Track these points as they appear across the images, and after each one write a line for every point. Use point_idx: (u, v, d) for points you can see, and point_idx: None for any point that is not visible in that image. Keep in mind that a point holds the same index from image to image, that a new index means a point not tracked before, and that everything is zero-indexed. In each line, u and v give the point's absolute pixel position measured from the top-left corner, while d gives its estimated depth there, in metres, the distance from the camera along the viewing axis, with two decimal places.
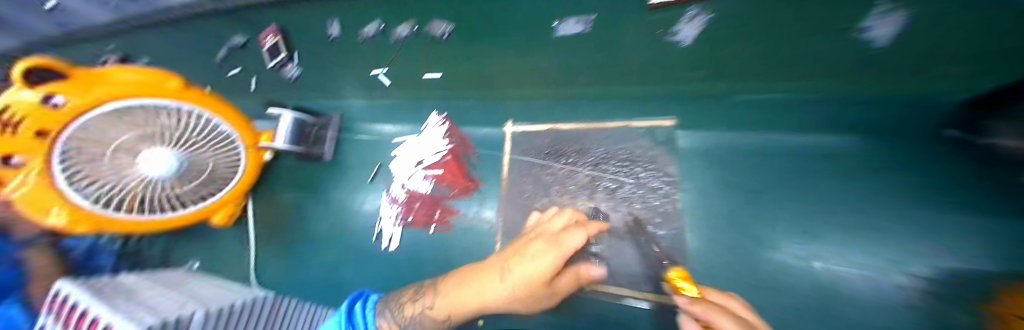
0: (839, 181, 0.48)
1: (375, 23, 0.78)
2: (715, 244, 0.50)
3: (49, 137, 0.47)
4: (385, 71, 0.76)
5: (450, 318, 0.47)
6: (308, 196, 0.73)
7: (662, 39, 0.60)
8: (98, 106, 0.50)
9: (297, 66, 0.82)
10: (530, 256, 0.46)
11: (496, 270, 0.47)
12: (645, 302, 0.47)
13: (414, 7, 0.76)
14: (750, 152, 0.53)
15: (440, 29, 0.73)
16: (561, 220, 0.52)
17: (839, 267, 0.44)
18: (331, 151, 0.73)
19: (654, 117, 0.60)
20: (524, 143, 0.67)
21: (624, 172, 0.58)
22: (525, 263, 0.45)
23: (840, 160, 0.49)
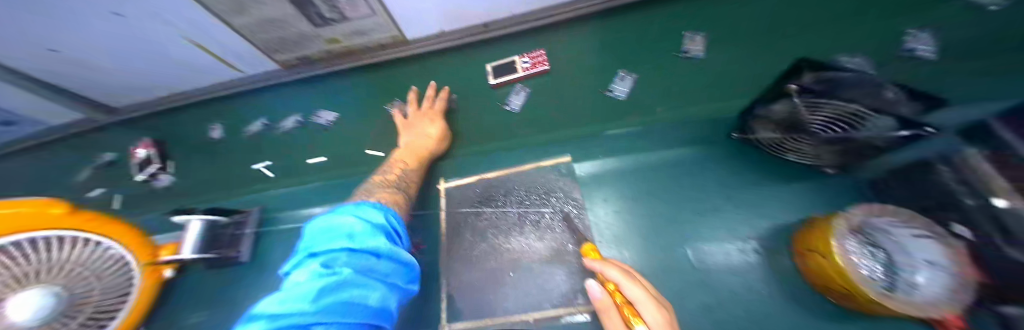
0: (687, 179, 0.66)
1: (293, 117, 0.86)
2: (619, 250, 0.61)
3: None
4: (267, 165, 0.81)
5: (414, 171, 0.70)
6: (227, 306, 0.66)
7: (502, 108, 0.78)
8: None
9: (224, 166, 0.82)
10: (409, 147, 0.73)
11: (404, 160, 0.71)
12: (583, 314, 0.56)
13: (340, 93, 0.85)
14: (627, 170, 0.70)
15: (324, 119, 0.84)
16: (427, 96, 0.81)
17: (700, 244, 0.58)
18: (248, 251, 0.68)
19: (556, 155, 0.74)
20: (458, 196, 0.74)
21: (541, 204, 0.68)
22: (408, 153, 0.72)
23: (683, 164, 0.68)
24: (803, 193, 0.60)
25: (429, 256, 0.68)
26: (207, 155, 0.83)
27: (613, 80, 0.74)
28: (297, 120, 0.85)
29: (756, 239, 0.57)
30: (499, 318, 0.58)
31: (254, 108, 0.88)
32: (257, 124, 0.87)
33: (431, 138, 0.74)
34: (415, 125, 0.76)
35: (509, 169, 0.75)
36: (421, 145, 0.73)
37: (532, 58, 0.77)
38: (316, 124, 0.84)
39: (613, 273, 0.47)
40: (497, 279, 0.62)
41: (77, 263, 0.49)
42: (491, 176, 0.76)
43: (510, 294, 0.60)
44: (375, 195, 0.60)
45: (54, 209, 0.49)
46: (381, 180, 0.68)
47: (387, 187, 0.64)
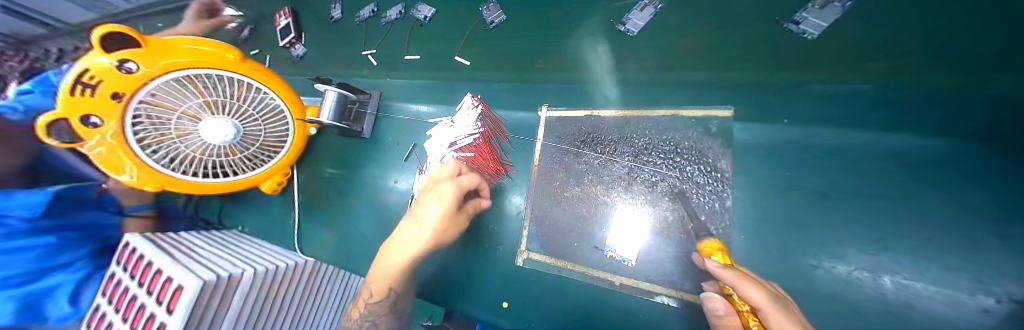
0: (986, 181, 0.34)
1: (395, 8, 0.80)
2: (758, 248, 0.47)
3: (121, 99, 0.53)
4: (372, 52, 0.82)
5: (391, 289, 0.57)
6: (345, 171, 0.77)
7: (614, 27, 0.65)
8: (170, 73, 0.55)
9: (346, 46, 0.87)
10: (419, 220, 0.55)
11: (409, 233, 0.56)
12: (666, 298, 0.49)
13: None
14: (834, 152, 0.44)
15: (422, 12, 0.76)
16: (467, 178, 0.57)
17: (944, 289, 0.34)
18: (370, 129, 0.75)
19: (710, 105, 0.54)
20: (559, 129, 0.65)
21: (665, 164, 0.54)
22: (416, 226, 0.55)
23: (967, 157, 0.35)
24: None
25: (516, 181, 0.65)
26: (333, 33, 0.88)
27: (803, 7, 0.49)
28: (398, 11, 0.78)
29: None
30: (580, 265, 0.56)
31: None
32: (368, 10, 0.82)
33: (422, 239, 0.55)
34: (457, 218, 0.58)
35: (636, 110, 0.60)
36: (415, 241, 0.56)
37: None
38: (415, 20, 0.78)
39: (754, 295, 0.33)
40: (585, 228, 0.56)
41: (239, 100, 0.61)
42: (609, 115, 0.62)
43: (596, 250, 0.55)
44: (352, 314, 0.58)
45: (229, 55, 0.60)
46: (374, 278, 0.58)
47: (361, 308, 0.57)
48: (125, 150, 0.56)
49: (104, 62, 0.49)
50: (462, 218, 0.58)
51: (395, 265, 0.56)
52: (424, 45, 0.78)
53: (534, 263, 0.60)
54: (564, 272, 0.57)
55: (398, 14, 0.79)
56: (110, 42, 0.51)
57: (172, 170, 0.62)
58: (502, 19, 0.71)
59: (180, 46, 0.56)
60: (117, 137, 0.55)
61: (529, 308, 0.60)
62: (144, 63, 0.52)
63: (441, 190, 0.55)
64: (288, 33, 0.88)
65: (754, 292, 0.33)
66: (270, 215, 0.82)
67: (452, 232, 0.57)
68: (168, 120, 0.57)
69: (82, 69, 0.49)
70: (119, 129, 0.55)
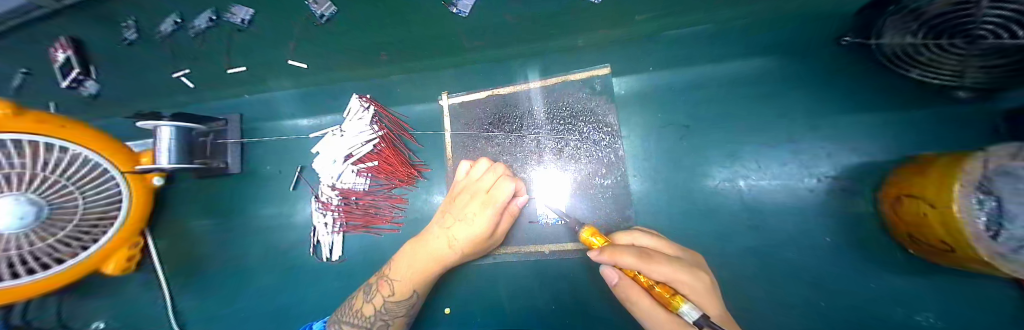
0: (759, 101, 0.51)
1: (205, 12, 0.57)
2: (653, 184, 0.52)
3: None
4: (186, 73, 0.61)
5: (415, 288, 0.48)
6: (224, 217, 0.63)
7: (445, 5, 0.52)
8: None
9: (151, 62, 0.63)
10: (468, 220, 0.49)
11: (449, 230, 0.49)
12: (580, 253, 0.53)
13: None
14: (680, 90, 0.54)
15: (237, 15, 0.56)
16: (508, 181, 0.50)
17: (762, 182, 0.49)
18: (237, 163, 0.61)
19: (590, 66, 0.57)
20: (463, 115, 0.62)
21: (566, 128, 0.56)
22: (463, 226, 0.49)
23: (746, 82, 0.52)
24: (912, 125, 0.45)
25: (432, 180, 0.61)
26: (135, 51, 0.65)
27: None
28: (209, 16, 0.57)
29: (833, 178, 0.47)
30: (513, 246, 0.55)
31: None
32: (170, 22, 0.59)
33: (448, 251, 0.49)
34: (500, 226, 0.51)
35: (534, 82, 0.59)
36: (459, 243, 0.48)
37: None
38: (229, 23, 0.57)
39: (628, 260, 0.31)
40: None
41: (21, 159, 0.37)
42: (509, 92, 0.60)
43: (523, 226, 0.55)
44: (362, 309, 0.48)
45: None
46: (383, 281, 0.49)
47: (377, 303, 0.48)
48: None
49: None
50: (502, 231, 0.52)
51: (422, 267, 0.48)
52: None
53: None
54: (498, 257, 0.56)
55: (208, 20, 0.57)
56: None
57: None
58: (333, 11, 0.54)
59: None
60: None
61: (472, 306, 0.56)
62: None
63: (502, 178, 0.50)
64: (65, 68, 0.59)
65: (627, 258, 0.31)
66: (129, 299, 0.63)
67: (497, 240, 0.52)
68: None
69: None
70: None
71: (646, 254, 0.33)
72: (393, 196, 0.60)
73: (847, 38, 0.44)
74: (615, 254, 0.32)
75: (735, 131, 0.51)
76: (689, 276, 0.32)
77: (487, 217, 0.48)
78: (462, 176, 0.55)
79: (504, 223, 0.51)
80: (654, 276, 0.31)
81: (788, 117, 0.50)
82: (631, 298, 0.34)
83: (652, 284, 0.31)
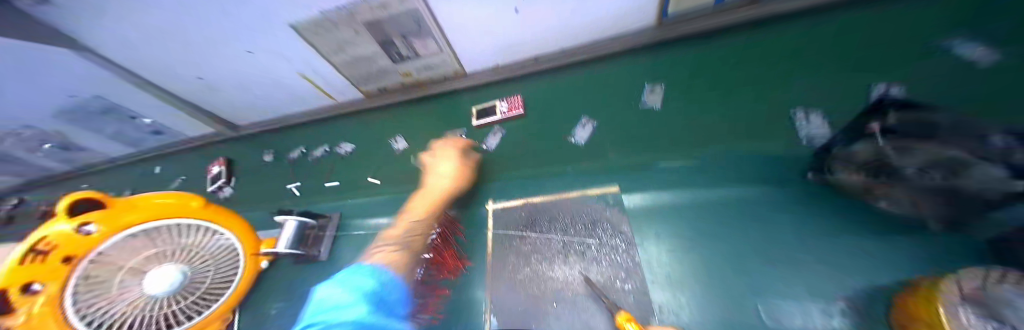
0: (752, 221, 0.61)
1: (345, 144, 1.09)
2: (676, 294, 0.57)
3: (72, 262, 0.57)
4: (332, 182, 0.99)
5: (421, 229, 0.74)
6: (296, 300, 0.74)
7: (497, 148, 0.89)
8: (124, 230, 0.64)
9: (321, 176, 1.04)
10: (440, 174, 0.86)
11: (439, 182, 0.85)
12: None
13: (413, 121, 1.07)
14: (680, 208, 0.67)
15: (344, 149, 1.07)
16: (450, 154, 0.89)
17: (774, 302, 0.51)
18: (327, 250, 0.78)
19: (603, 185, 0.75)
20: (503, 218, 0.78)
21: (587, 234, 0.68)
22: (439, 177, 0.85)
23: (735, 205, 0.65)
24: (910, 247, 0.50)
25: (473, 275, 0.71)
26: (305, 166, 1.08)
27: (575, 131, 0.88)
28: (346, 147, 1.08)
29: (846, 301, 0.48)
30: None
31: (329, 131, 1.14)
32: (321, 150, 1.10)
33: (439, 193, 0.82)
34: (462, 171, 0.86)
35: (559, 194, 0.78)
36: (443, 184, 0.83)
37: (510, 103, 0.97)
38: (337, 153, 1.07)
39: None
40: (540, 308, 0.62)
41: (201, 248, 0.67)
42: (540, 200, 0.78)
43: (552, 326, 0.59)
44: (393, 234, 0.74)
45: (193, 203, 0.72)
46: (399, 227, 0.77)
47: (405, 229, 0.75)
48: (54, 318, 0.52)
49: (65, 228, 0.58)
50: (471, 166, 0.88)
51: (416, 217, 0.78)
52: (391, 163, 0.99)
53: None
54: None
55: (325, 152, 1.09)
56: (75, 208, 0.62)
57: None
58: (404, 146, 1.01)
59: (144, 203, 0.69)
60: (50, 303, 0.53)
61: None
62: (102, 224, 0.62)
63: (447, 161, 0.88)
64: (219, 179, 1.08)
65: None
66: None
67: (470, 177, 0.85)
68: (108, 279, 0.59)
69: (37, 238, 0.56)
70: (55, 299, 0.53)
71: None
72: (434, 285, 0.71)
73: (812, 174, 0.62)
74: None
75: (738, 245, 0.59)
76: None
77: (451, 165, 0.87)
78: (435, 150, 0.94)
79: (468, 158, 0.90)
80: None
81: (785, 232, 0.58)
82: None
83: None
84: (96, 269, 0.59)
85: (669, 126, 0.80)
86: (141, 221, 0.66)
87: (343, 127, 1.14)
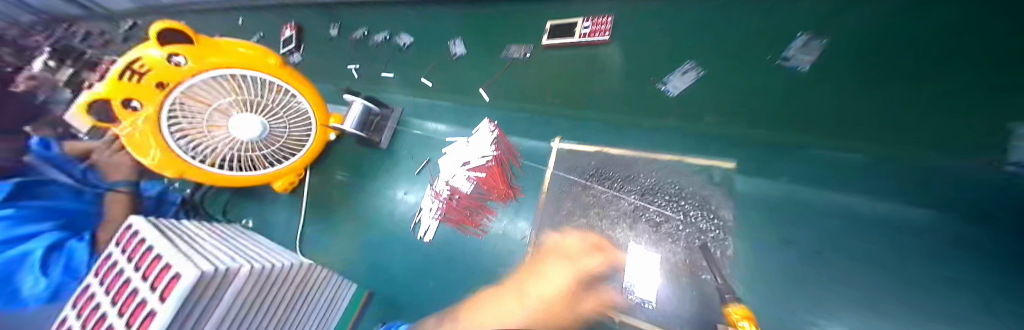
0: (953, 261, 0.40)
1: (403, 36, 0.95)
2: (756, 300, 0.48)
3: (165, 88, 0.55)
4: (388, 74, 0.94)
5: None
6: (359, 177, 0.81)
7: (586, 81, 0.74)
8: (210, 71, 0.58)
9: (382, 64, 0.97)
10: (550, 282, 0.55)
11: (537, 287, 0.56)
12: None
13: (488, 23, 0.87)
14: (816, 212, 0.50)
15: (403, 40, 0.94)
16: (596, 258, 0.56)
17: None
18: (388, 140, 0.79)
19: (715, 157, 0.59)
20: (569, 160, 0.69)
21: (669, 206, 0.57)
22: (547, 284, 0.56)
23: (930, 231, 0.42)
24: None
25: (523, 206, 0.68)
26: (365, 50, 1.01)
27: (672, 73, 0.68)
28: (404, 39, 0.94)
29: None
30: (577, 297, 0.55)
31: (393, 18, 0.99)
32: (381, 37, 0.98)
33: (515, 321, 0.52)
34: (556, 273, 0.56)
35: (648, 152, 0.64)
36: (543, 294, 0.55)
37: (594, 25, 0.77)
38: (396, 44, 0.95)
39: None
40: (589, 263, 0.57)
41: (277, 106, 0.66)
42: (620, 153, 0.66)
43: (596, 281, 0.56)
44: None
45: (271, 60, 0.65)
46: (456, 318, 0.54)
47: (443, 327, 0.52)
48: (156, 138, 0.58)
49: (155, 54, 0.54)
50: (579, 288, 0.55)
51: (487, 327, 0.50)
52: (452, 66, 0.87)
53: None
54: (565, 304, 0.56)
55: (385, 39, 0.97)
56: (160, 36, 0.54)
57: (197, 160, 0.63)
58: (462, 53, 0.86)
59: (230, 49, 0.62)
60: (150, 121, 0.56)
61: None
62: (190, 60, 0.57)
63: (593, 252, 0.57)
64: (290, 45, 1.09)
65: None
66: (274, 210, 0.83)
67: (569, 315, 0.55)
68: (200, 113, 0.59)
69: (134, 58, 0.53)
70: (155, 117, 0.56)
71: None
72: (486, 205, 0.69)
73: None
74: None
75: (895, 284, 0.41)
76: None
77: (566, 281, 0.54)
78: (559, 240, 0.61)
79: (591, 297, 0.55)
80: None
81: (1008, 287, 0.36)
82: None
83: None
84: (185, 101, 0.57)
85: (859, 97, 0.51)
86: (227, 66, 0.59)
87: (403, 14, 0.98)
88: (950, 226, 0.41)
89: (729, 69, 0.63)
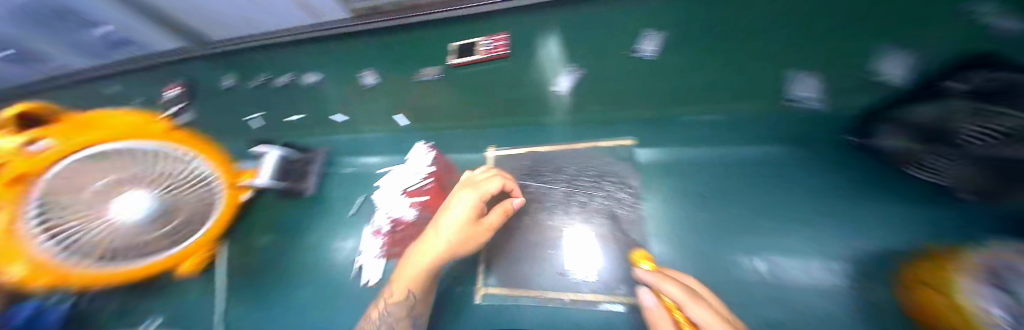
0: (770, 182, 0.58)
1: (311, 74, 0.94)
2: (677, 247, 0.55)
3: (25, 184, 0.59)
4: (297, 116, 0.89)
5: (415, 287, 0.54)
6: (285, 232, 0.73)
7: (499, 90, 0.81)
8: (74, 152, 0.66)
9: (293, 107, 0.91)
10: (451, 216, 0.59)
11: (444, 224, 0.59)
12: (619, 305, 0.51)
13: (399, 52, 0.91)
14: (694, 165, 0.63)
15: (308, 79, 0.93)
16: (495, 182, 0.64)
17: (778, 257, 0.50)
18: (314, 186, 0.76)
19: (615, 137, 0.69)
20: (503, 165, 0.72)
21: (593, 188, 0.64)
22: (448, 223, 0.58)
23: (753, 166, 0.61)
24: (930, 218, 0.49)
25: None
26: (277, 98, 0.95)
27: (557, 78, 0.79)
28: (314, 75, 0.94)
29: (852, 262, 0.48)
30: (534, 290, 0.57)
31: (300, 61, 0.97)
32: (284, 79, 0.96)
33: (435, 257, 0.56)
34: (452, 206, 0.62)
35: (568, 144, 0.72)
36: (438, 237, 0.57)
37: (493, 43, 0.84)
38: (304, 83, 0.95)
39: (671, 287, 0.43)
40: (537, 255, 0.61)
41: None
42: (546, 149, 0.72)
43: (547, 270, 0.59)
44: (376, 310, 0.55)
45: (160, 127, 0.75)
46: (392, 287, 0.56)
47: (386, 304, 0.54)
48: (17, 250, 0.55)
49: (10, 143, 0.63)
50: (492, 217, 0.61)
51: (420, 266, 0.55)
52: (371, 97, 0.87)
53: (492, 298, 0.58)
54: (523, 300, 0.57)
55: (289, 80, 0.95)
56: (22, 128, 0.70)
57: (77, 260, 0.58)
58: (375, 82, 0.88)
59: (103, 122, 0.76)
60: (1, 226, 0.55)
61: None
62: (59, 141, 0.67)
63: (493, 177, 0.65)
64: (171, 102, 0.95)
65: (673, 288, 0.43)
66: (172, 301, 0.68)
67: (487, 234, 0.60)
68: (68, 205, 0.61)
69: None
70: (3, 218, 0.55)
71: (693, 294, 0.42)
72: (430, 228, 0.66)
73: (851, 135, 0.59)
74: (662, 282, 0.44)
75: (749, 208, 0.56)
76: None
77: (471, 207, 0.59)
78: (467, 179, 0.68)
79: (491, 215, 0.61)
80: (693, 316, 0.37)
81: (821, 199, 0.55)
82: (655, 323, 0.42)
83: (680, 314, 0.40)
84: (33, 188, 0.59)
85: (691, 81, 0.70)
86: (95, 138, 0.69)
87: (312, 56, 0.98)
88: (767, 161, 0.61)
89: (609, 63, 0.76)
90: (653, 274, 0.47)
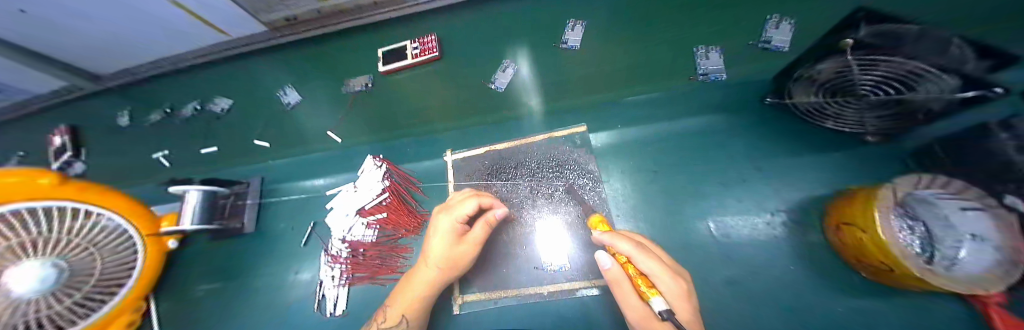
0: (712, 149, 0.63)
1: (222, 99, 0.82)
2: (638, 223, 0.59)
3: None
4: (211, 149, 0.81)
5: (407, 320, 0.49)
6: (235, 275, 0.67)
7: (442, 89, 0.73)
8: None
9: (217, 138, 0.82)
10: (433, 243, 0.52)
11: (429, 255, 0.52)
12: (592, 288, 0.53)
13: (314, 57, 0.77)
14: (645, 143, 0.67)
15: (218, 105, 0.81)
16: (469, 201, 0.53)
17: (725, 216, 0.57)
18: (252, 222, 0.70)
19: (571, 126, 0.70)
20: (464, 169, 0.71)
21: (556, 177, 0.64)
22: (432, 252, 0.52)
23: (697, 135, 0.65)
24: (837, 161, 0.57)
25: None
26: (197, 129, 0.83)
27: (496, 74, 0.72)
28: (223, 104, 0.82)
29: (786, 211, 0.55)
30: (513, 289, 0.56)
31: (206, 84, 0.83)
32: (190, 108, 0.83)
33: (424, 289, 0.50)
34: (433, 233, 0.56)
35: (526, 138, 0.71)
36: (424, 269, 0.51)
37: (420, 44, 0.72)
38: (212, 112, 0.82)
39: (624, 246, 0.38)
40: (510, 252, 0.59)
41: (87, 240, 0.48)
42: (504, 146, 0.71)
43: (522, 267, 0.58)
44: None
45: (44, 180, 0.46)
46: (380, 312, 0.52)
47: None
48: None
49: None
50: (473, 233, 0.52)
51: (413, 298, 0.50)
52: (302, 114, 0.78)
53: (472, 305, 0.56)
54: (502, 302, 0.56)
55: (195, 108, 0.82)
56: None
57: None
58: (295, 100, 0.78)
59: None
60: None
61: None
62: None
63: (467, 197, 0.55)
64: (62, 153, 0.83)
65: (626, 245, 0.38)
66: None
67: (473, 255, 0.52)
68: None
69: None
70: None
71: (643, 247, 0.40)
72: (398, 245, 0.65)
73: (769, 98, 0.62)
74: (614, 238, 0.39)
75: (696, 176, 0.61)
76: (669, 279, 0.36)
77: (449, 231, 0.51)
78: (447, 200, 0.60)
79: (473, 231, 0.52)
80: (642, 267, 0.37)
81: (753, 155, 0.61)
82: (615, 283, 0.39)
83: (637, 274, 0.38)
84: None
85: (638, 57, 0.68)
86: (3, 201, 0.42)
87: (214, 75, 0.83)
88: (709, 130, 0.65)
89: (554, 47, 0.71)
90: (605, 233, 0.41)
